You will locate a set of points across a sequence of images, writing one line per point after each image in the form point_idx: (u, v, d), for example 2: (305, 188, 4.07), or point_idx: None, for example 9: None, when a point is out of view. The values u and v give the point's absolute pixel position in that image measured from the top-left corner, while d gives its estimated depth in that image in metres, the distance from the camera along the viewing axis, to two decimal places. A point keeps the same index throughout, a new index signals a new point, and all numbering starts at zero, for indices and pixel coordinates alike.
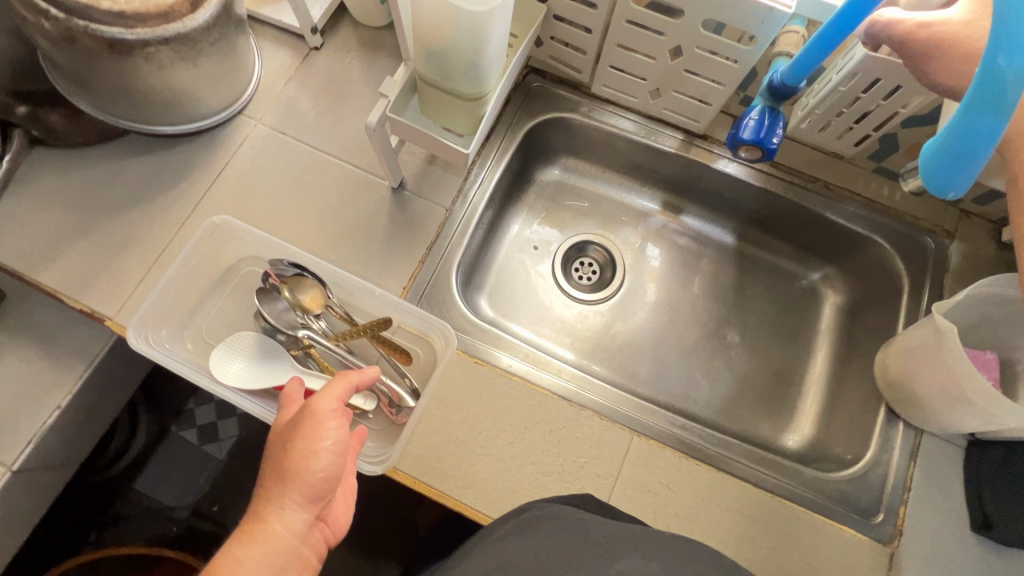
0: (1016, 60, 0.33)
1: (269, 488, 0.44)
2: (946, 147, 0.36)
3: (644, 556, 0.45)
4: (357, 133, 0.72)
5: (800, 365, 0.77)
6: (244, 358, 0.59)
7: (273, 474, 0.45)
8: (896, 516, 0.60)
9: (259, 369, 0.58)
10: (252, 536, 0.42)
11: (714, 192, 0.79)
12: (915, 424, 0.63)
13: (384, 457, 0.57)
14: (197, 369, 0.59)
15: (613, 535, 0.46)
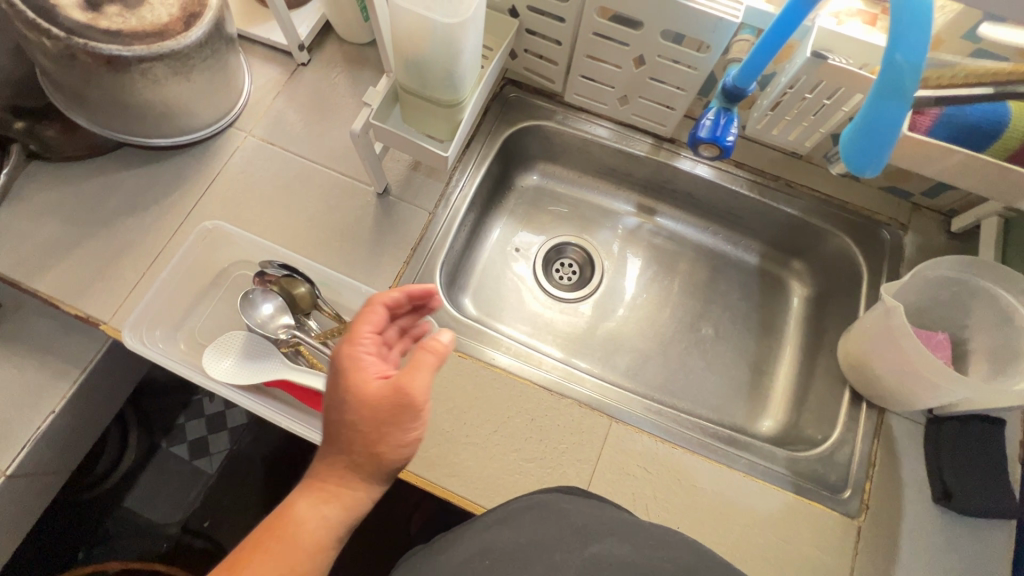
0: (911, 55, 0.37)
1: (347, 463, 0.44)
2: (860, 135, 0.42)
3: (620, 540, 0.45)
4: (343, 143, 0.76)
5: (772, 355, 0.81)
6: (234, 357, 0.61)
7: (355, 450, 0.43)
8: (862, 491, 0.63)
9: (248, 367, 0.60)
10: (335, 507, 0.43)
11: (686, 193, 0.84)
12: (877, 403, 0.67)
13: None
14: (191, 367, 0.61)
15: (591, 523, 0.47)
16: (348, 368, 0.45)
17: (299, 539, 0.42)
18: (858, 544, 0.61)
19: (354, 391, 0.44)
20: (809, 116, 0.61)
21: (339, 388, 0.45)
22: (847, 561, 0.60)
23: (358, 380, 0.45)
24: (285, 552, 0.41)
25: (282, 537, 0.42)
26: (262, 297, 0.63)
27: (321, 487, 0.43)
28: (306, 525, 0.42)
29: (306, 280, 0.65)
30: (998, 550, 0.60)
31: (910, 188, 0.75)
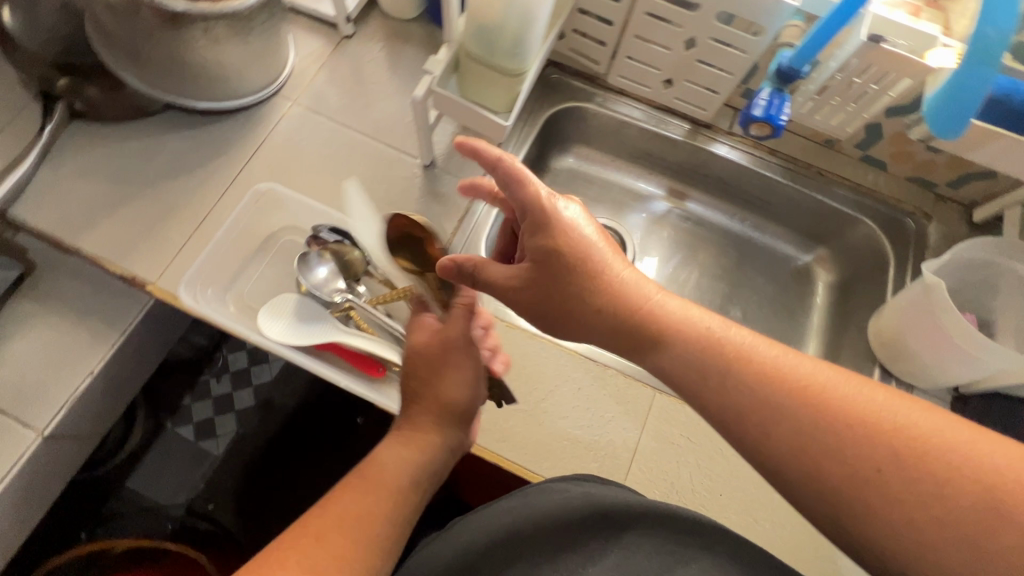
0: (1001, 25, 0.44)
1: (449, 407, 0.54)
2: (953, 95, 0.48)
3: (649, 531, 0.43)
4: (388, 116, 0.76)
5: (797, 338, 0.83)
6: (286, 319, 0.62)
7: (457, 396, 0.54)
8: None
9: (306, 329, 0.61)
10: (435, 444, 0.52)
11: (718, 179, 0.86)
12: (906, 382, 0.70)
13: None
14: (245, 327, 0.61)
15: (623, 507, 0.45)
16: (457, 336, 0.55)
17: (405, 463, 0.50)
18: None
19: (443, 361, 0.55)
20: (853, 100, 0.64)
21: (459, 352, 0.55)
22: None
23: (457, 335, 0.55)
24: (388, 482, 0.48)
25: (377, 472, 0.49)
26: (315, 262, 0.64)
27: (423, 419, 0.53)
28: (421, 449, 0.52)
29: (356, 244, 0.65)
30: None
31: (935, 179, 0.78)
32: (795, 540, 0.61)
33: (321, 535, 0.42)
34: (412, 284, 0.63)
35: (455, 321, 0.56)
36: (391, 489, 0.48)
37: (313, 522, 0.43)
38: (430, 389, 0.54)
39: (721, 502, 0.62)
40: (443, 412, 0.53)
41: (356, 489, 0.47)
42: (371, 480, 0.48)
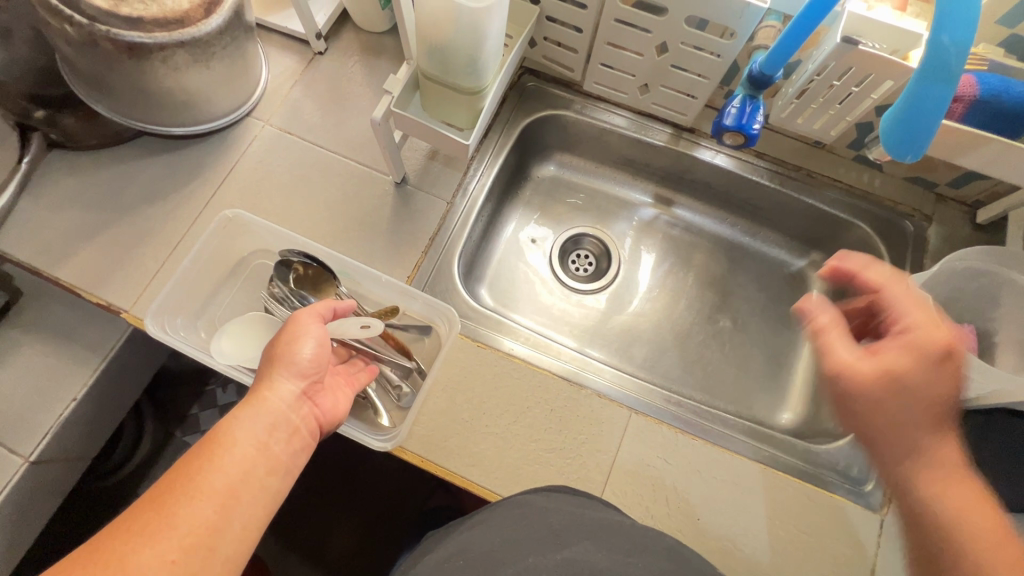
0: (957, 35, 0.41)
1: (301, 370, 0.49)
2: (907, 114, 0.45)
3: (596, 544, 0.46)
4: (361, 133, 0.75)
5: (790, 348, 0.80)
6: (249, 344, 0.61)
7: (303, 360, 0.49)
8: (884, 484, 0.62)
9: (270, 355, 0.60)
10: (289, 403, 0.48)
11: (704, 184, 0.83)
12: None
13: (393, 433, 0.60)
14: (211, 353, 0.61)
15: (569, 522, 0.48)
16: (305, 316, 0.52)
17: (250, 427, 0.46)
18: (880, 538, 0.60)
19: (290, 335, 0.50)
20: (836, 104, 0.60)
21: (298, 327, 0.51)
22: (870, 554, 0.59)
23: (307, 317, 0.52)
24: (250, 445, 0.45)
25: (231, 437, 0.45)
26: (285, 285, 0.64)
27: (265, 385, 0.48)
28: (268, 412, 0.47)
29: (321, 267, 0.65)
30: None
31: (935, 179, 0.74)
32: (777, 565, 0.59)
33: (155, 529, 0.39)
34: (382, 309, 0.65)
35: (299, 313, 0.52)
36: (249, 453, 0.45)
37: (159, 493, 0.41)
38: (277, 360, 0.49)
39: (699, 527, 0.60)
40: (296, 372, 0.49)
41: (218, 458, 0.43)
42: (212, 458, 0.43)
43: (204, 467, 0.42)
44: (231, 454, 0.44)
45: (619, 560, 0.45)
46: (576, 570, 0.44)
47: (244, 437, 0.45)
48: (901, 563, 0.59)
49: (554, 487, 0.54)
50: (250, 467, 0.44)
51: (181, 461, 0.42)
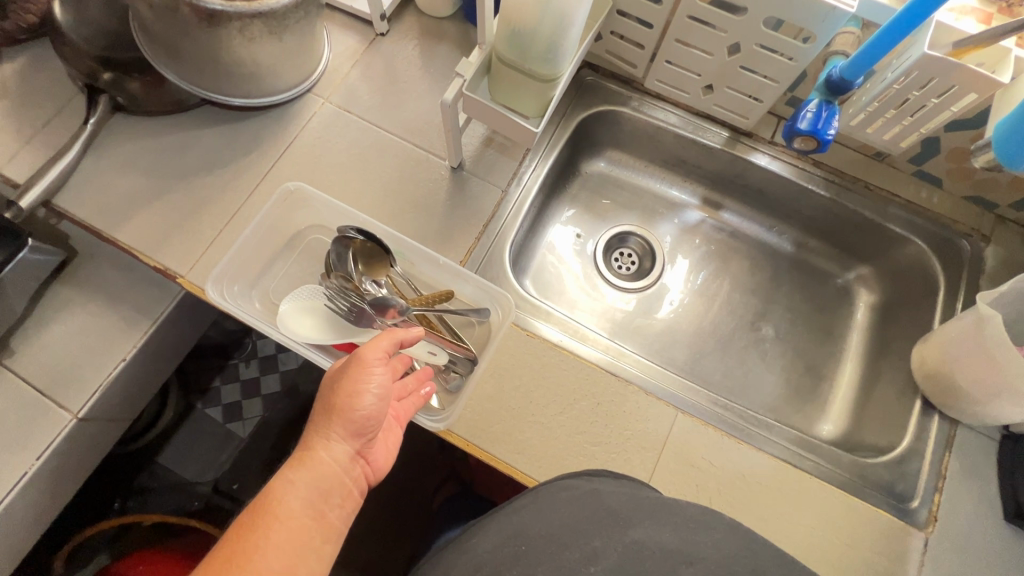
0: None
1: (357, 428, 0.48)
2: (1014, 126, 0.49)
3: (659, 523, 0.44)
4: (418, 115, 0.75)
5: (832, 360, 0.79)
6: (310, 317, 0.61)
7: (362, 418, 0.47)
8: (930, 502, 0.62)
9: (325, 328, 0.61)
10: (344, 464, 0.47)
11: (756, 189, 0.82)
12: (950, 415, 0.65)
13: (443, 415, 0.60)
14: (265, 323, 0.62)
15: (626, 504, 0.46)
16: (369, 361, 0.49)
17: (306, 492, 0.44)
18: (925, 556, 0.59)
19: (348, 387, 0.48)
20: (910, 114, 0.60)
21: (359, 378, 0.48)
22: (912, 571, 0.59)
23: (369, 362, 0.49)
24: (306, 511, 0.44)
25: (285, 505, 0.43)
26: (345, 259, 0.64)
27: (321, 443, 0.47)
28: (324, 476, 0.45)
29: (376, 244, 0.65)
30: None
31: (996, 199, 0.73)
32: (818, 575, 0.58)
33: None
34: (434, 295, 0.64)
35: (358, 355, 0.49)
36: (305, 522, 0.43)
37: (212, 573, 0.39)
38: (335, 414, 0.47)
39: None
40: (352, 430, 0.48)
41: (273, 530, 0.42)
42: (268, 531, 0.42)
43: (261, 543, 0.41)
44: (287, 524, 0.43)
45: (687, 539, 0.43)
46: (646, 553, 0.41)
47: (298, 504, 0.44)
48: None
49: (596, 471, 0.53)
50: (308, 538, 0.43)
51: (235, 534, 0.41)
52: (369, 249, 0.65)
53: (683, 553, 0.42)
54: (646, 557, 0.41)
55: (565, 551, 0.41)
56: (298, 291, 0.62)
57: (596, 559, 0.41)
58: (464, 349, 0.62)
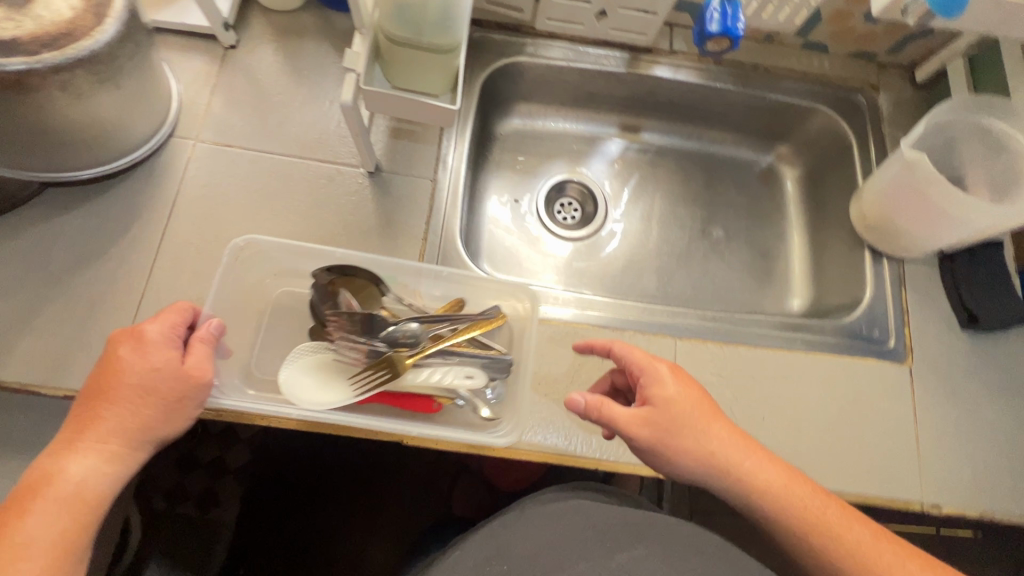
0: None
1: (146, 440, 0.45)
2: None
3: (646, 547, 0.45)
4: (308, 125, 0.67)
5: (780, 240, 0.84)
6: (327, 381, 0.54)
7: (122, 430, 0.44)
8: (904, 337, 0.68)
9: (345, 382, 0.54)
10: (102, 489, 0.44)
11: (668, 102, 0.83)
12: (895, 256, 0.71)
13: (506, 429, 0.56)
14: (277, 402, 0.53)
15: (614, 523, 0.47)
16: (137, 386, 0.45)
17: (66, 494, 0.42)
18: (914, 384, 0.66)
19: (110, 387, 0.45)
20: None
21: (133, 381, 0.45)
22: (909, 401, 0.65)
23: (113, 385, 0.45)
24: (65, 507, 0.42)
25: (47, 499, 0.42)
26: (330, 302, 0.58)
27: (62, 458, 0.43)
28: (56, 497, 0.42)
29: (363, 276, 0.60)
30: (1016, 353, 0.68)
31: (876, 49, 0.78)
32: (842, 437, 0.63)
33: None
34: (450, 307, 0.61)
35: (138, 369, 0.45)
36: (74, 524, 0.42)
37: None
38: (88, 423, 0.44)
39: (766, 426, 0.62)
40: (102, 448, 0.44)
41: (24, 532, 0.41)
42: (29, 507, 0.41)
43: (28, 519, 0.41)
44: (44, 508, 0.41)
45: (675, 561, 0.45)
46: None
47: (56, 500, 0.42)
48: (937, 400, 0.65)
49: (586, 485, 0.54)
50: (62, 537, 0.42)
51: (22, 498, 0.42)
52: (355, 282, 0.59)
53: None
54: None
55: (550, 573, 0.43)
56: (292, 364, 0.55)
57: None
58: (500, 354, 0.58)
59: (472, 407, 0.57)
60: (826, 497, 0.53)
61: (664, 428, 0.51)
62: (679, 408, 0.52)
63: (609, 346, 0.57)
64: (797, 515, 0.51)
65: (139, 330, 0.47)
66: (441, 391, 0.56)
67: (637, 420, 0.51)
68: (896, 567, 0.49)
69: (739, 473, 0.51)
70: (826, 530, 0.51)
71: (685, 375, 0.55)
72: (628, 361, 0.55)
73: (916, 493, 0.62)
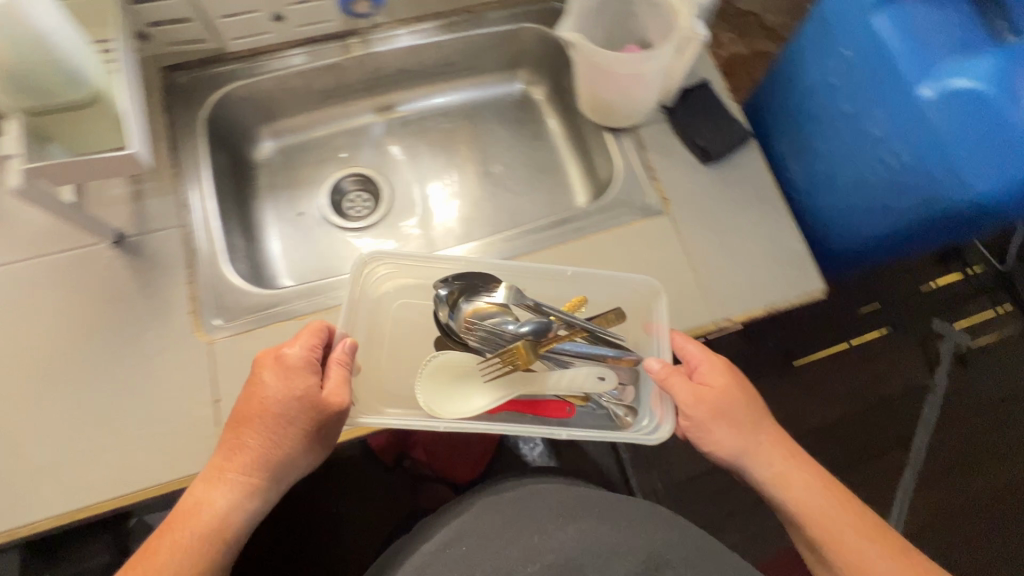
0: None
1: (261, 465, 0.55)
2: None
3: (604, 521, 0.56)
4: (36, 223, 0.65)
5: (552, 151, 0.90)
6: (477, 393, 0.62)
7: (260, 454, 0.55)
8: (658, 191, 0.75)
9: (468, 404, 0.61)
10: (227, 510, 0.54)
11: (401, 71, 0.86)
12: (630, 126, 0.78)
13: (654, 428, 0.63)
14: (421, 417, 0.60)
15: (565, 500, 0.58)
16: (272, 410, 0.54)
17: (211, 514, 0.54)
18: (676, 227, 0.73)
19: (252, 407, 0.55)
20: None
21: (263, 402, 0.55)
22: (675, 242, 0.72)
23: (247, 408, 0.55)
24: (197, 529, 0.53)
25: (194, 516, 0.54)
26: (460, 306, 0.65)
27: (215, 486, 0.54)
28: (207, 515, 0.54)
29: (460, 282, 0.65)
30: (752, 166, 0.76)
31: None
32: (630, 297, 0.69)
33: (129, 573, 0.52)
34: (573, 302, 0.66)
35: (268, 390, 0.55)
36: (209, 541, 0.53)
37: (150, 546, 0.54)
38: (240, 433, 0.55)
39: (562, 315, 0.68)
40: (237, 481, 0.54)
41: (165, 555, 0.52)
42: (176, 531, 0.53)
43: (181, 532, 0.53)
44: (196, 521, 0.54)
45: (621, 532, 0.56)
46: (585, 550, 0.54)
47: (206, 518, 0.54)
48: (699, 232, 0.73)
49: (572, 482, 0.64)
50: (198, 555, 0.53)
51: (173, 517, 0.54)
52: (456, 295, 0.65)
53: (612, 546, 0.55)
54: (580, 559, 0.54)
55: (507, 547, 0.54)
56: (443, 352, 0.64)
57: (532, 559, 0.54)
58: (632, 352, 0.64)
59: (604, 407, 0.65)
60: (849, 499, 0.62)
61: (688, 404, 0.62)
62: (728, 389, 0.63)
63: (676, 342, 0.65)
64: (783, 488, 0.63)
65: (282, 353, 0.56)
66: (573, 394, 0.64)
67: (685, 389, 0.61)
68: (863, 544, 0.59)
69: (754, 450, 0.63)
70: (810, 513, 0.61)
71: (732, 371, 0.65)
72: (689, 352, 0.65)
73: (703, 315, 0.70)
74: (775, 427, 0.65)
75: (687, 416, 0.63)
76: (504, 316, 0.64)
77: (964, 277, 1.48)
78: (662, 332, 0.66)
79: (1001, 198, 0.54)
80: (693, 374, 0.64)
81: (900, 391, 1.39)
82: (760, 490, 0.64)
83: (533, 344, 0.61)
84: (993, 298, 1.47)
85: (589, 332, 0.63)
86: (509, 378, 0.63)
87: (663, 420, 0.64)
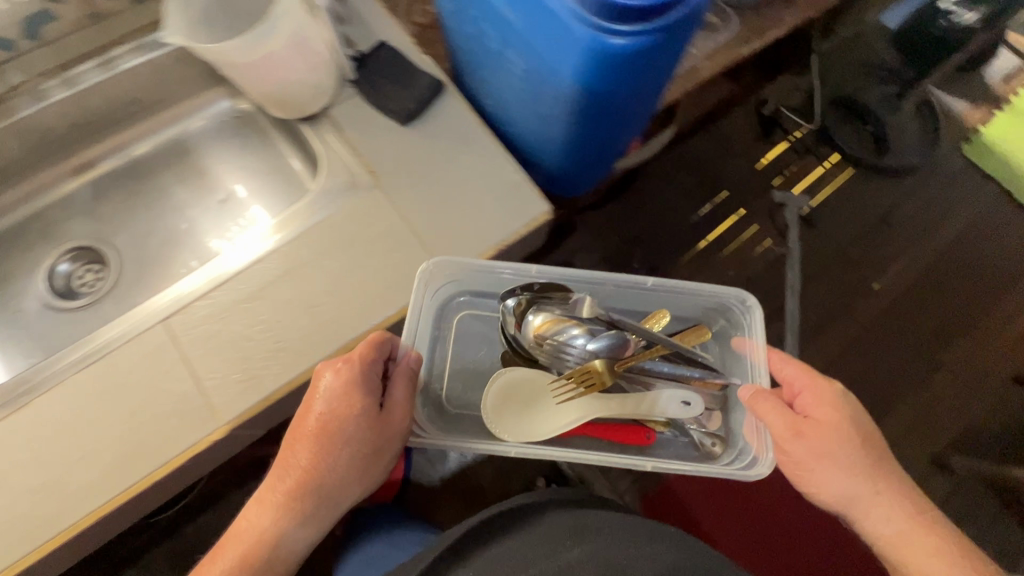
0: None
1: (295, 491, 0.59)
2: None
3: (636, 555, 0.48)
4: None
5: (278, 156, 0.85)
6: (502, 421, 0.71)
7: (301, 473, 0.59)
8: (362, 166, 0.72)
9: (496, 418, 0.71)
10: (264, 536, 0.58)
11: (79, 126, 0.79)
12: (320, 110, 0.75)
13: (693, 404, 0.74)
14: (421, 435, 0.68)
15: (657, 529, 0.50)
16: (325, 445, 0.59)
17: (249, 543, 0.58)
18: (388, 196, 0.71)
19: (303, 431, 0.60)
20: None
21: (309, 425, 0.59)
22: (390, 212, 0.70)
23: (300, 434, 0.60)
24: None
25: (235, 542, 0.58)
26: (523, 326, 0.74)
27: (253, 511, 0.60)
28: (242, 539, 0.58)
29: (551, 312, 0.74)
30: (451, 113, 0.74)
31: None
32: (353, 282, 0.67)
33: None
34: (653, 316, 0.77)
35: (314, 414, 0.59)
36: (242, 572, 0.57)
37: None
38: (293, 441, 0.60)
39: (284, 324, 0.64)
40: (274, 504, 0.59)
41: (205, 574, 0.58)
42: (215, 558, 0.59)
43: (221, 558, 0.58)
44: (230, 551, 0.58)
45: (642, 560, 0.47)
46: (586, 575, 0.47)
47: (251, 533, 0.58)
48: (411, 194, 0.71)
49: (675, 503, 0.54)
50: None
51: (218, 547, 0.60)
52: (558, 318, 0.74)
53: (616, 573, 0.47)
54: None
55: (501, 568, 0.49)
56: (509, 369, 0.75)
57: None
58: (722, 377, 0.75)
59: (688, 435, 0.75)
60: (931, 532, 0.61)
61: (826, 453, 0.62)
62: (840, 425, 0.63)
63: (772, 363, 0.71)
64: (875, 514, 0.61)
65: (314, 401, 0.59)
66: (640, 417, 0.74)
67: (782, 421, 0.63)
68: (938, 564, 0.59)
69: (872, 500, 0.62)
70: (888, 537, 0.61)
71: (872, 431, 0.64)
72: (787, 374, 0.68)
73: (432, 275, 0.68)
74: (908, 484, 0.63)
75: (825, 455, 0.62)
76: (564, 306, 0.74)
77: (788, 145, 1.55)
78: (755, 349, 0.73)
79: (585, 84, 0.51)
80: (795, 402, 0.66)
81: (757, 270, 1.46)
82: (867, 524, 0.62)
83: (607, 362, 0.73)
84: (818, 154, 1.55)
85: (669, 350, 0.74)
86: (589, 399, 0.73)
87: (758, 453, 0.69)
